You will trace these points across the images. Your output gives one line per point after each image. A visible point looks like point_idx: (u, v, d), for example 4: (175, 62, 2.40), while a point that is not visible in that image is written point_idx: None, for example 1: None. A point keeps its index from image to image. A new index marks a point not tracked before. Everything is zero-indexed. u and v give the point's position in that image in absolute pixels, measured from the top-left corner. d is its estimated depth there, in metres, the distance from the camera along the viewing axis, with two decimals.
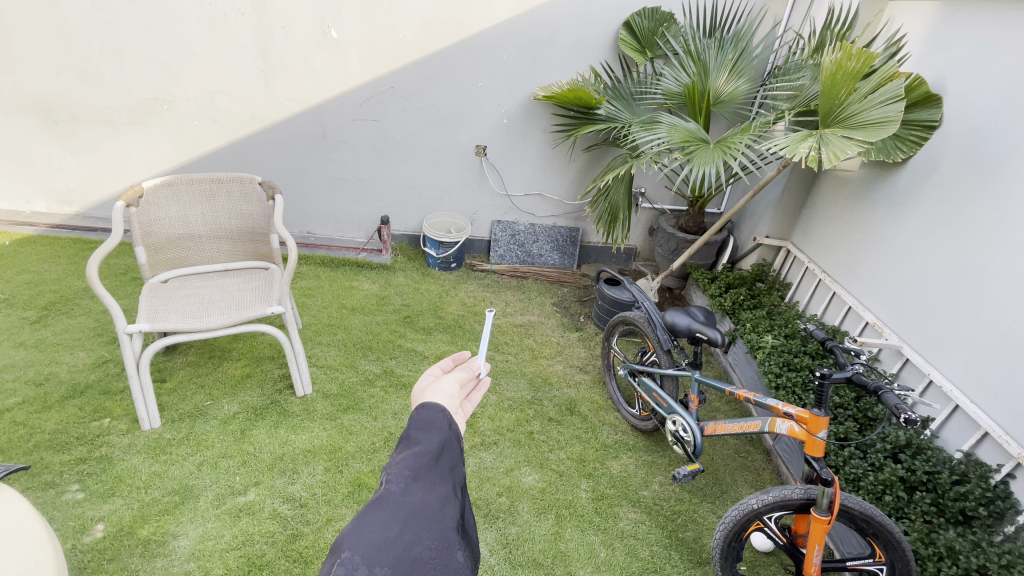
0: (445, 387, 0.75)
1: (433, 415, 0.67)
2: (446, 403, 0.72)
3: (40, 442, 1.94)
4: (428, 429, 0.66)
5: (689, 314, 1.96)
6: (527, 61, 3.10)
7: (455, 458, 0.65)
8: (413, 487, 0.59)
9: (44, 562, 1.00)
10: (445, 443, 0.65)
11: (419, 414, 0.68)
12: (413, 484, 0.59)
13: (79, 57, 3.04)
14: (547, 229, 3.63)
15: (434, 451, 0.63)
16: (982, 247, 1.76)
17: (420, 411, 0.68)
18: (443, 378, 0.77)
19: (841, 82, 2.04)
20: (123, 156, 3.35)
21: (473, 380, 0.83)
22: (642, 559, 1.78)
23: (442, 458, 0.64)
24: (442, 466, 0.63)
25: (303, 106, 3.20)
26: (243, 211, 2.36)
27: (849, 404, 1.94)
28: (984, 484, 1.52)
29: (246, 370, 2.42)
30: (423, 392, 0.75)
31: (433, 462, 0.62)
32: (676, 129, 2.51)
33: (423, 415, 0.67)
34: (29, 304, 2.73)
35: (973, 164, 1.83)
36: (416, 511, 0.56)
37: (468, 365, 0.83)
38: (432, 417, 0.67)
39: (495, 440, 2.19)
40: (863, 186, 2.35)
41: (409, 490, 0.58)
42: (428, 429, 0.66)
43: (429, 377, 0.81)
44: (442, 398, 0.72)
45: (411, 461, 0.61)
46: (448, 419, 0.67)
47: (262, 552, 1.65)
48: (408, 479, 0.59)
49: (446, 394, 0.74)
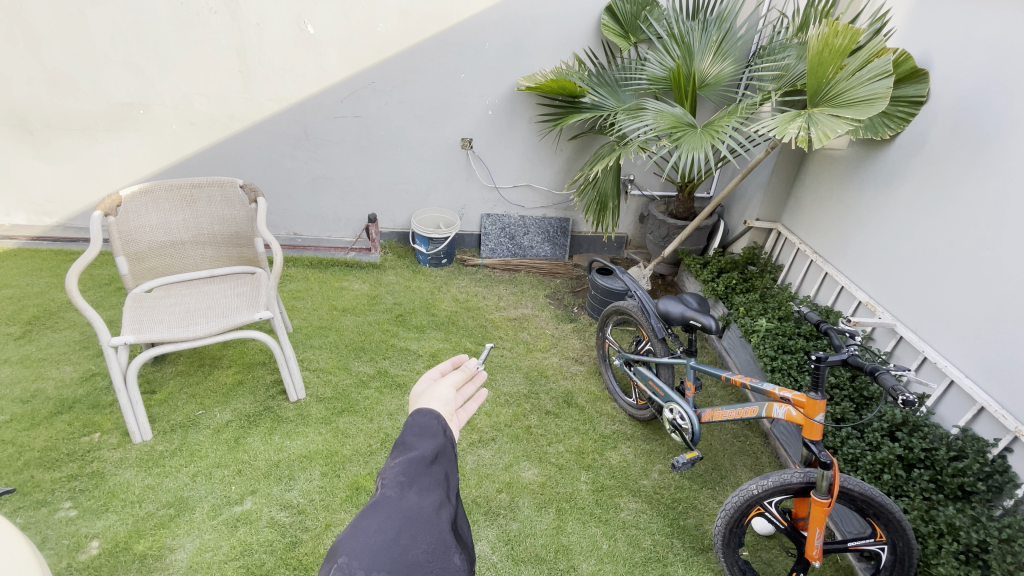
0: (440, 392, 0.72)
1: (428, 421, 0.66)
2: (441, 410, 0.70)
3: (30, 461, 1.90)
4: (422, 436, 0.64)
5: (682, 301, 1.93)
6: (509, 52, 3.05)
7: (449, 465, 0.63)
8: (408, 493, 0.56)
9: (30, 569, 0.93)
10: (440, 450, 0.63)
11: (413, 420, 0.66)
12: (408, 489, 0.57)
13: (50, 64, 2.96)
14: (536, 220, 3.61)
15: (428, 457, 0.61)
16: (975, 221, 1.74)
17: (414, 417, 0.66)
18: (439, 382, 0.75)
19: (829, 60, 2.02)
20: (102, 163, 3.27)
21: (475, 381, 0.82)
22: (645, 549, 1.78)
23: (436, 463, 0.62)
24: (437, 471, 0.61)
25: (283, 105, 3.13)
26: (224, 215, 2.31)
27: (845, 384, 1.94)
28: (981, 459, 1.53)
29: (238, 377, 2.38)
30: (418, 397, 0.73)
31: (428, 465, 0.60)
32: (663, 115, 2.47)
33: (418, 421, 0.65)
34: (12, 320, 2.67)
35: (963, 137, 1.81)
36: (412, 515, 0.54)
37: (470, 365, 0.81)
38: (426, 423, 0.65)
39: (493, 437, 2.17)
40: (852, 164, 2.33)
41: (405, 495, 0.56)
42: (423, 435, 0.64)
43: (428, 381, 0.79)
44: (437, 404, 0.70)
45: (405, 466, 0.59)
46: (443, 425, 0.66)
47: (262, 561, 1.63)
48: (403, 483, 0.57)
49: (442, 400, 0.71)
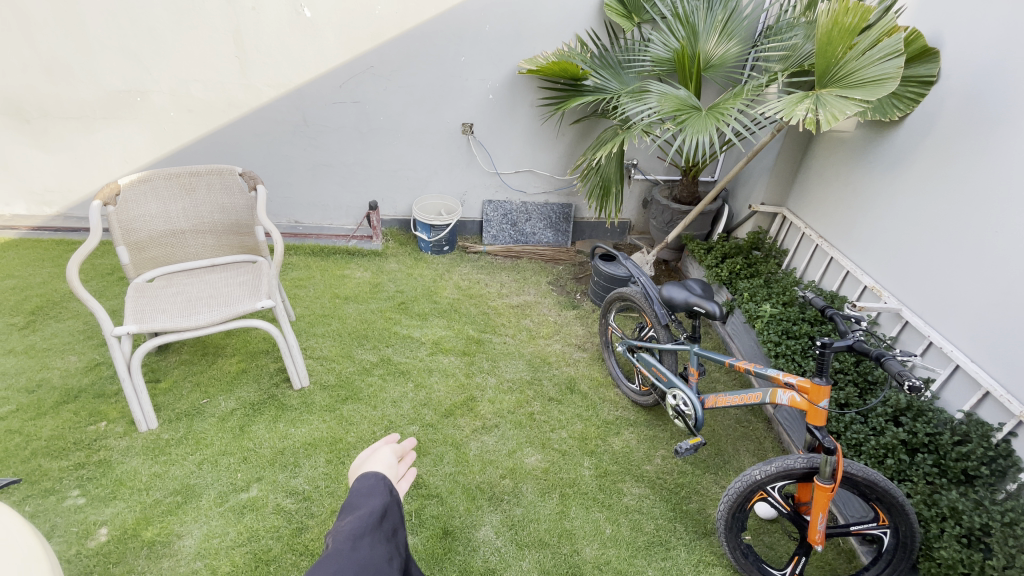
0: (382, 456, 0.73)
1: (373, 482, 0.67)
2: (384, 473, 0.71)
3: (37, 450, 1.92)
4: (369, 495, 0.66)
5: (686, 288, 1.92)
6: (510, 34, 3.00)
7: (396, 520, 0.66)
8: (360, 545, 0.59)
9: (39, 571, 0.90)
10: (388, 507, 0.65)
11: (357, 483, 0.67)
12: (360, 541, 0.59)
13: (45, 51, 2.92)
14: (539, 206, 3.59)
15: (377, 513, 0.63)
16: (983, 204, 1.72)
17: (357, 480, 0.68)
18: (377, 449, 0.74)
19: (837, 40, 1.97)
20: (100, 152, 3.24)
21: (407, 460, 0.77)
22: (647, 533, 1.79)
23: (385, 520, 0.64)
24: (386, 527, 0.64)
25: (281, 91, 3.09)
26: (224, 203, 2.29)
27: (849, 369, 1.93)
28: (985, 444, 1.52)
29: (242, 365, 2.39)
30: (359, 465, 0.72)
31: (378, 521, 0.63)
32: (667, 98, 2.42)
33: (363, 482, 0.67)
34: (16, 310, 2.68)
35: (972, 118, 1.78)
36: (364, 566, 0.57)
37: (403, 442, 0.77)
38: (371, 484, 0.67)
39: (496, 423, 2.18)
40: (859, 147, 2.30)
41: (356, 547, 0.58)
42: (370, 494, 0.66)
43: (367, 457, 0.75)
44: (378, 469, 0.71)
45: (356, 523, 0.61)
46: (389, 484, 0.68)
47: (268, 547, 1.65)
48: (355, 537, 0.59)
49: (383, 464, 0.72)
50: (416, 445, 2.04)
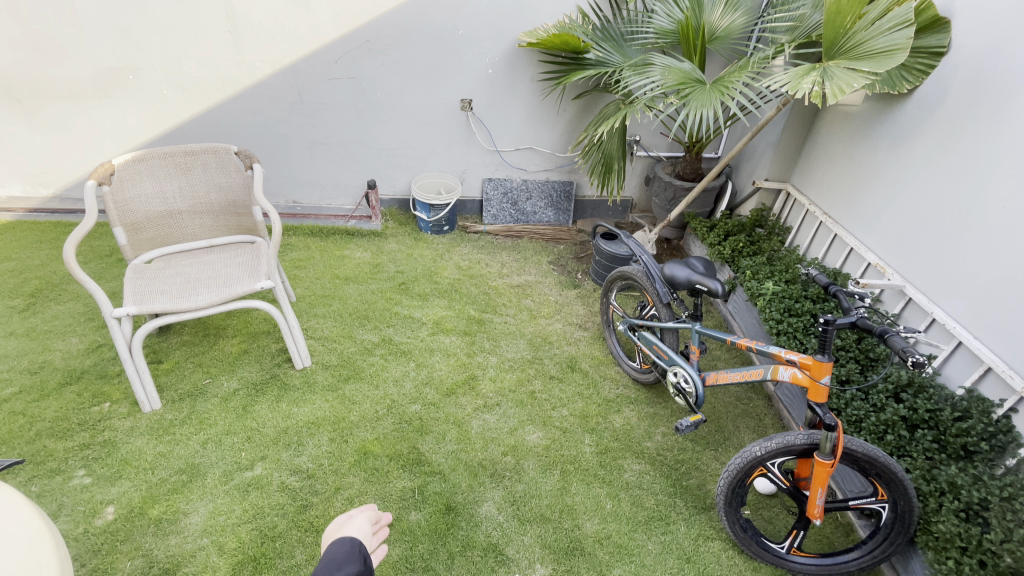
0: (357, 526, 0.96)
1: (349, 550, 0.85)
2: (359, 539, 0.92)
3: (41, 431, 1.93)
4: (343, 564, 0.83)
5: (688, 265, 1.90)
6: (509, 5, 2.91)
7: None
8: None
9: (48, 550, 0.91)
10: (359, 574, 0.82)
11: (337, 549, 0.86)
12: None
13: (33, 27, 2.85)
14: (539, 184, 3.54)
15: None
16: (991, 178, 1.69)
17: (337, 547, 0.86)
18: (356, 516, 0.98)
19: (846, 10, 1.91)
20: (93, 132, 3.19)
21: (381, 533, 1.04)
22: (647, 508, 1.81)
23: None
24: None
25: (276, 67, 3.03)
26: (220, 182, 2.26)
27: (851, 346, 1.93)
28: (985, 420, 1.53)
29: (244, 346, 2.39)
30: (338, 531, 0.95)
31: None
32: (670, 71, 2.36)
33: (340, 551, 0.85)
34: (15, 292, 2.67)
35: (982, 90, 1.73)
36: None
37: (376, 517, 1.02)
38: (347, 552, 0.85)
39: (497, 401, 2.19)
40: (866, 121, 2.25)
41: None
42: (345, 562, 0.83)
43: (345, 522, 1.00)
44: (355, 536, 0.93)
45: None
46: (360, 554, 0.85)
47: (274, 524, 1.67)
48: None
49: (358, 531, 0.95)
50: (418, 423, 2.06)
